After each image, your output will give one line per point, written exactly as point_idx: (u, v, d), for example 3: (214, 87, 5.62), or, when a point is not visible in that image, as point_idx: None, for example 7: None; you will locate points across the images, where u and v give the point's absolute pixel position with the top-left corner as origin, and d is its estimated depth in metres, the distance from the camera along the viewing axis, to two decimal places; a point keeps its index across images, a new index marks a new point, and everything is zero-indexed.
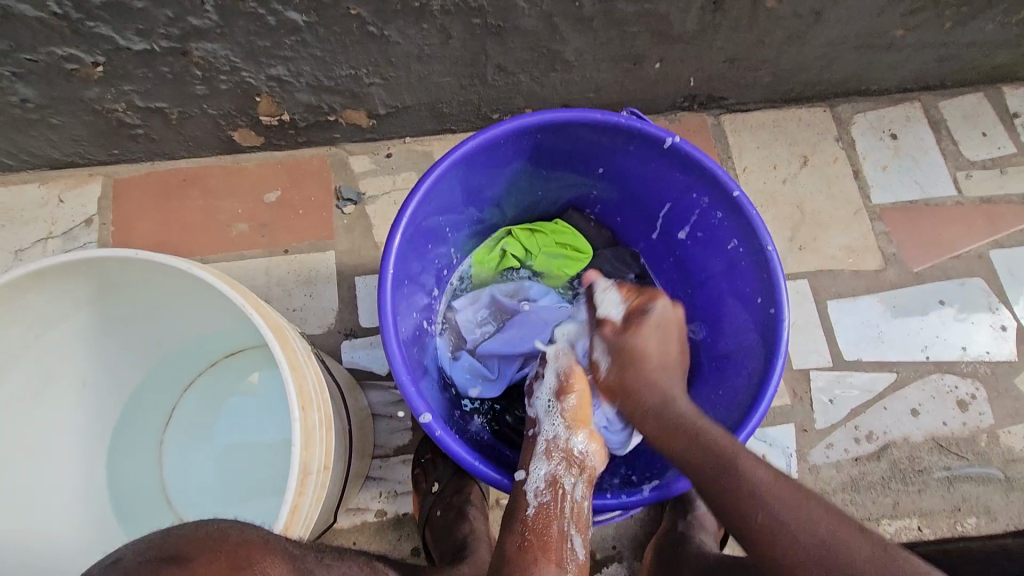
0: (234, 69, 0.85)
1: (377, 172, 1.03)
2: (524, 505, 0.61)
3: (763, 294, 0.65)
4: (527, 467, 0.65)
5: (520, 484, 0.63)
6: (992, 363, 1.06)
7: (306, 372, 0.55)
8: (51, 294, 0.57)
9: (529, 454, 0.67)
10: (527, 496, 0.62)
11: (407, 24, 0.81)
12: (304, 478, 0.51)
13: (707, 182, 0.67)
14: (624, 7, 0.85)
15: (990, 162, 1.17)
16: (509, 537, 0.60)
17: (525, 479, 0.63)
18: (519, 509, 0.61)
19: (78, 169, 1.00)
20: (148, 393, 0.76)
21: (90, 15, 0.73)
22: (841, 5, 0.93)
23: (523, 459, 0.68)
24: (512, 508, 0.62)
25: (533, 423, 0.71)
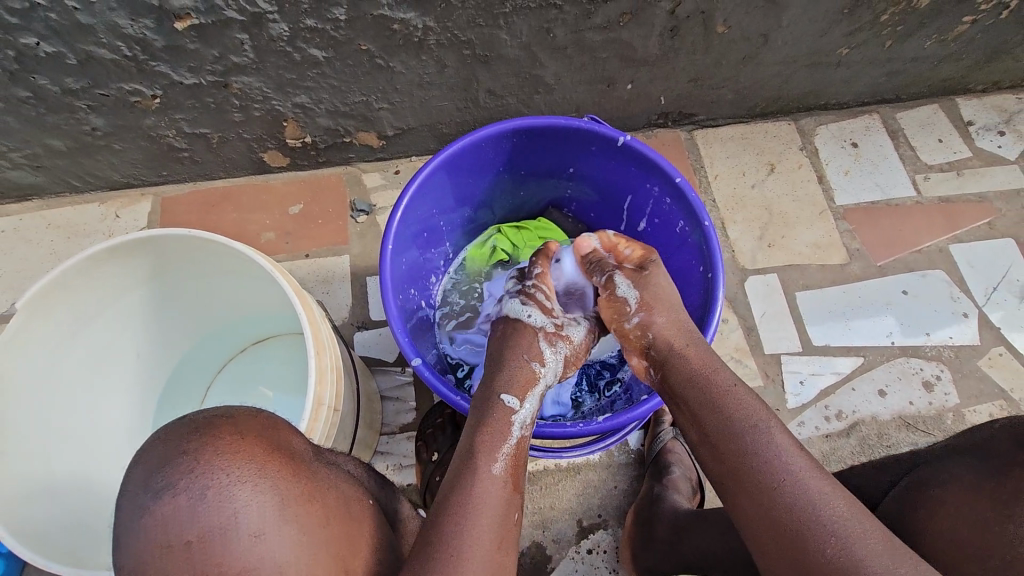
0: (265, 98, 1.01)
1: (387, 187, 1.18)
2: (510, 436, 0.64)
3: (705, 264, 0.77)
4: (521, 401, 0.69)
5: (512, 413, 0.67)
6: (955, 347, 1.13)
7: (320, 325, 0.69)
8: (119, 273, 0.72)
9: (520, 382, 0.71)
10: (513, 423, 0.66)
11: (409, 56, 0.97)
12: (317, 408, 0.64)
13: (655, 172, 0.80)
14: (592, 36, 1.00)
15: (947, 165, 1.27)
16: (477, 454, 0.62)
17: (516, 410, 0.67)
18: (501, 433, 0.64)
19: (132, 189, 1.16)
20: (189, 370, 0.91)
21: (153, 57, 0.90)
22: (785, 29, 1.07)
23: (509, 384, 0.70)
24: (495, 428, 0.65)
25: (539, 358, 0.75)
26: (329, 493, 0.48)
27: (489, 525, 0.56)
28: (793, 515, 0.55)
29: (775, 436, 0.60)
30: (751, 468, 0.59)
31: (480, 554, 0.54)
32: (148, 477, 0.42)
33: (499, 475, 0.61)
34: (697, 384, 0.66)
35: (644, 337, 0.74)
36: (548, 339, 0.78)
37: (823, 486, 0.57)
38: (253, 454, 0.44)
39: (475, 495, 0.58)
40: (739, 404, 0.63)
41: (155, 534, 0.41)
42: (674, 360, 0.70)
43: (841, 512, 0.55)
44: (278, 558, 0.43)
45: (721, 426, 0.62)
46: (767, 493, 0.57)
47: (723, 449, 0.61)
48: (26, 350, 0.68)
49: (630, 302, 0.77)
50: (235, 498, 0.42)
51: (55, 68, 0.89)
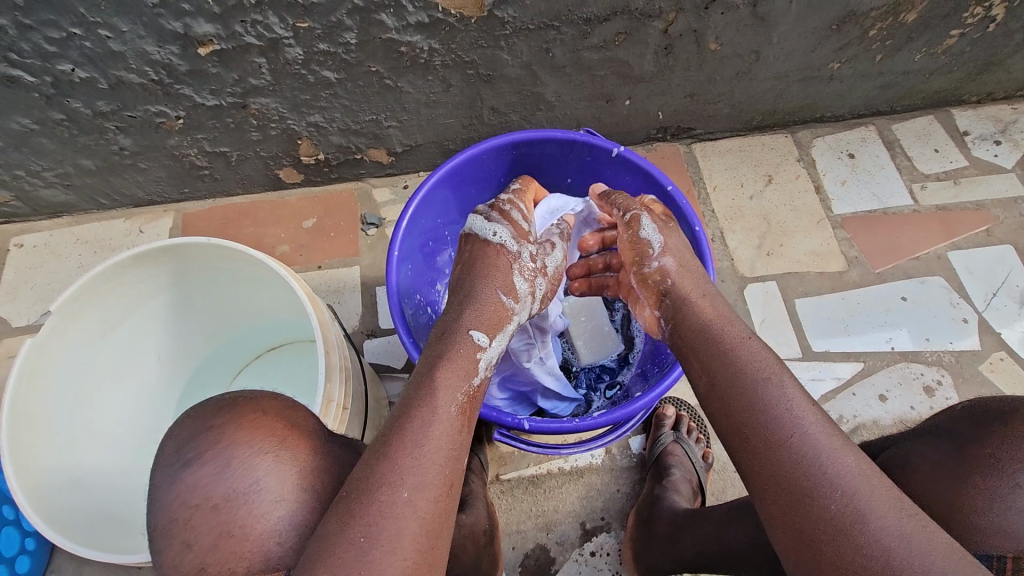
0: (281, 118, 1.07)
1: (396, 201, 1.23)
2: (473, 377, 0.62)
3: (696, 267, 0.81)
4: (490, 339, 0.67)
5: (478, 351, 0.65)
6: (955, 352, 1.14)
7: (331, 326, 0.73)
8: (140, 279, 0.77)
9: (493, 320, 0.70)
10: (478, 361, 0.65)
11: (416, 77, 1.03)
12: (327, 404, 0.68)
13: (649, 181, 0.85)
14: (590, 55, 1.05)
15: (943, 174, 1.30)
16: (436, 387, 0.58)
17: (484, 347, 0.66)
18: (462, 372, 0.61)
19: (156, 206, 1.23)
20: (208, 375, 0.95)
21: (178, 81, 0.96)
22: (776, 45, 1.11)
23: (484, 321, 0.69)
24: (455, 363, 0.62)
25: (512, 294, 0.74)
26: (339, 466, 0.52)
27: (434, 460, 0.53)
28: (800, 468, 0.55)
29: (786, 388, 0.59)
30: (758, 421, 0.58)
31: (420, 491, 0.50)
32: (179, 448, 0.47)
33: (453, 414, 0.57)
34: (710, 334, 0.67)
35: (662, 284, 0.75)
36: (522, 270, 0.77)
37: (833, 440, 0.56)
38: (272, 427, 0.49)
39: (425, 428, 0.54)
40: (745, 362, 0.63)
41: (184, 498, 0.45)
42: (688, 308, 0.71)
43: (851, 468, 0.54)
44: (293, 521, 0.47)
45: (727, 387, 0.62)
46: (771, 448, 0.57)
47: (730, 401, 0.61)
48: (58, 349, 0.73)
49: (653, 245, 0.77)
50: (257, 468, 0.47)
51: (88, 92, 0.96)
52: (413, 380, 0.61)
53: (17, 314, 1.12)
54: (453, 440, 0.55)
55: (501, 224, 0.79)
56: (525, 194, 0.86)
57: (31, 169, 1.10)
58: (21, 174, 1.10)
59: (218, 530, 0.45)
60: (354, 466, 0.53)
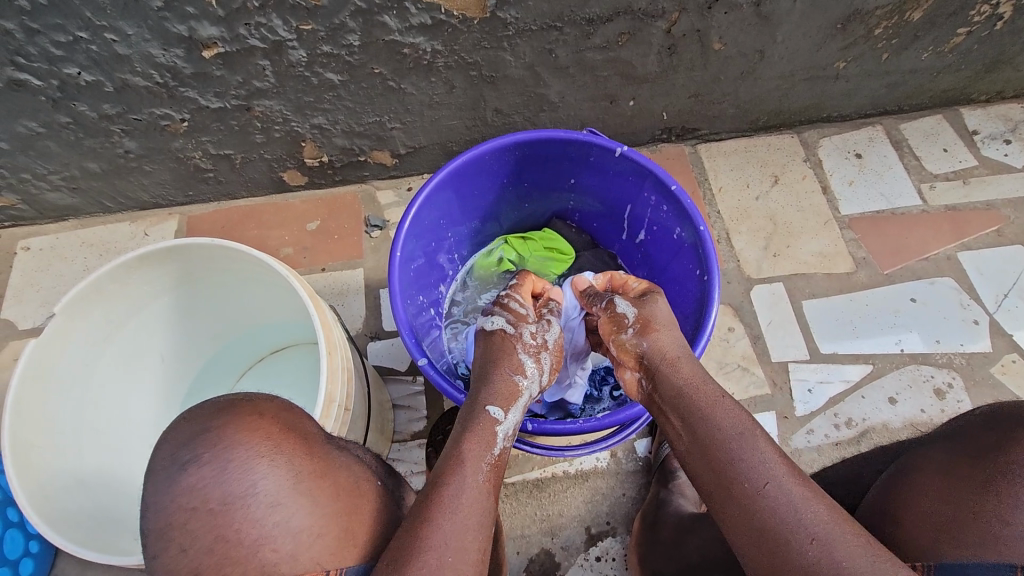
0: (285, 120, 1.07)
1: (400, 203, 1.23)
2: (494, 446, 0.63)
3: (700, 266, 0.80)
4: (506, 411, 0.66)
5: (495, 421, 0.65)
6: (966, 354, 1.13)
7: (333, 326, 0.73)
8: (144, 281, 0.77)
9: (504, 394, 0.68)
10: (497, 432, 0.64)
11: (419, 78, 1.03)
12: (328, 405, 0.67)
13: (652, 181, 0.84)
14: (593, 56, 1.05)
15: (952, 174, 1.28)
16: (466, 456, 0.60)
17: (500, 420, 0.65)
18: (486, 441, 0.62)
19: (161, 209, 1.23)
20: (211, 376, 0.96)
21: (183, 83, 0.97)
22: (781, 44, 1.10)
23: (493, 394, 0.68)
24: (479, 434, 0.63)
25: (518, 369, 0.72)
26: (341, 470, 0.51)
27: (470, 527, 0.54)
28: (774, 516, 0.55)
29: (758, 444, 0.60)
30: (734, 473, 0.59)
31: (463, 558, 0.51)
32: (175, 450, 0.46)
33: (483, 480, 0.58)
34: (684, 396, 0.66)
35: (638, 348, 0.73)
36: (526, 348, 0.75)
37: (805, 491, 0.56)
38: (270, 430, 0.48)
39: (458, 495, 0.55)
40: (724, 415, 0.63)
41: (179, 502, 0.45)
42: (665, 369, 0.70)
43: (821, 514, 0.54)
44: (290, 526, 0.46)
45: (707, 439, 0.62)
46: (750, 496, 0.57)
47: (710, 455, 0.61)
48: (63, 349, 0.73)
49: (627, 316, 0.76)
50: (254, 471, 0.46)
51: (93, 95, 0.97)
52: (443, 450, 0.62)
53: (23, 316, 1.12)
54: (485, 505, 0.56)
55: (501, 313, 0.78)
56: (522, 287, 0.84)
57: (38, 172, 1.10)
58: (27, 178, 1.11)
59: (213, 533, 0.44)
60: (360, 476, 0.53)
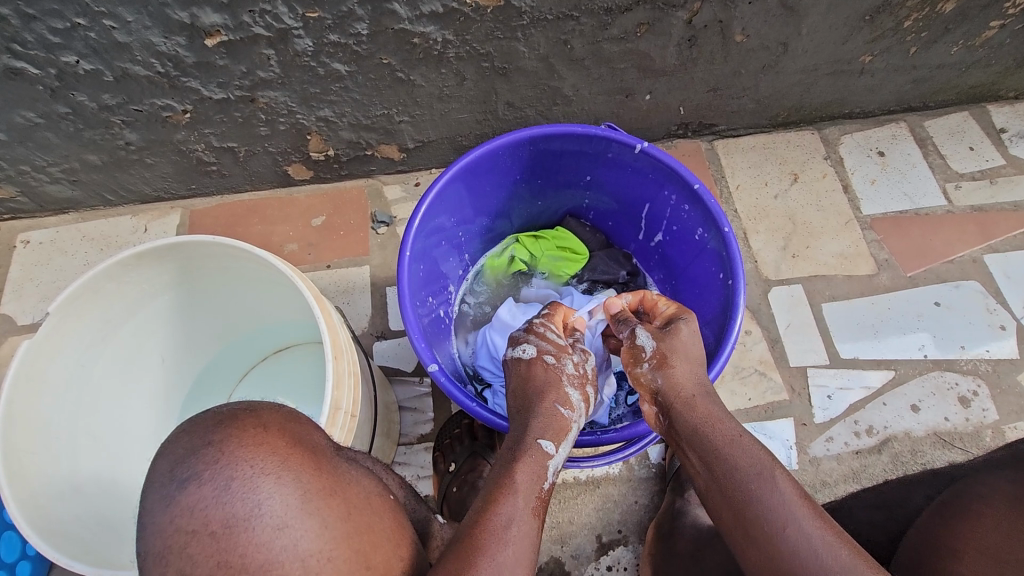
0: (291, 112, 1.04)
1: (407, 199, 1.19)
2: (543, 481, 0.62)
3: (724, 269, 0.77)
4: (557, 446, 0.65)
5: (546, 458, 0.63)
6: (992, 361, 1.09)
7: (339, 328, 0.70)
8: (143, 276, 0.74)
9: (555, 428, 0.66)
10: (548, 468, 0.63)
11: (429, 70, 0.99)
12: (334, 412, 0.64)
13: (673, 179, 0.81)
14: (610, 48, 1.01)
15: (978, 174, 1.23)
16: (503, 490, 0.59)
17: (552, 456, 0.64)
18: (536, 475, 0.62)
19: (162, 203, 1.20)
20: (213, 375, 0.94)
21: (184, 73, 0.93)
22: (805, 37, 1.06)
23: (539, 427, 0.66)
24: (529, 466, 0.62)
25: (568, 404, 0.69)
26: (350, 489, 0.48)
27: (521, 561, 0.54)
28: (796, 563, 0.52)
29: (779, 484, 0.56)
30: (753, 514, 0.56)
31: None
32: (174, 466, 0.43)
33: (527, 514, 0.58)
34: (700, 434, 0.62)
35: (654, 384, 0.68)
36: (571, 379, 0.71)
37: (827, 535, 0.53)
38: (274, 446, 0.45)
39: (508, 528, 0.55)
40: (742, 454, 0.59)
41: (179, 524, 0.41)
42: (681, 407, 0.65)
43: (845, 559, 0.51)
44: (299, 549, 0.42)
45: (725, 481, 0.59)
46: (771, 540, 0.54)
47: (727, 493, 0.58)
48: (57, 350, 0.70)
49: (646, 350, 0.70)
50: (259, 490, 0.43)
51: (93, 85, 0.93)
52: (484, 482, 0.62)
53: (21, 311, 1.10)
54: (532, 540, 0.56)
55: (540, 343, 0.74)
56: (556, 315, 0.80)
57: (36, 164, 1.07)
58: (26, 170, 1.08)
59: (216, 560, 0.40)
60: (373, 491, 0.51)
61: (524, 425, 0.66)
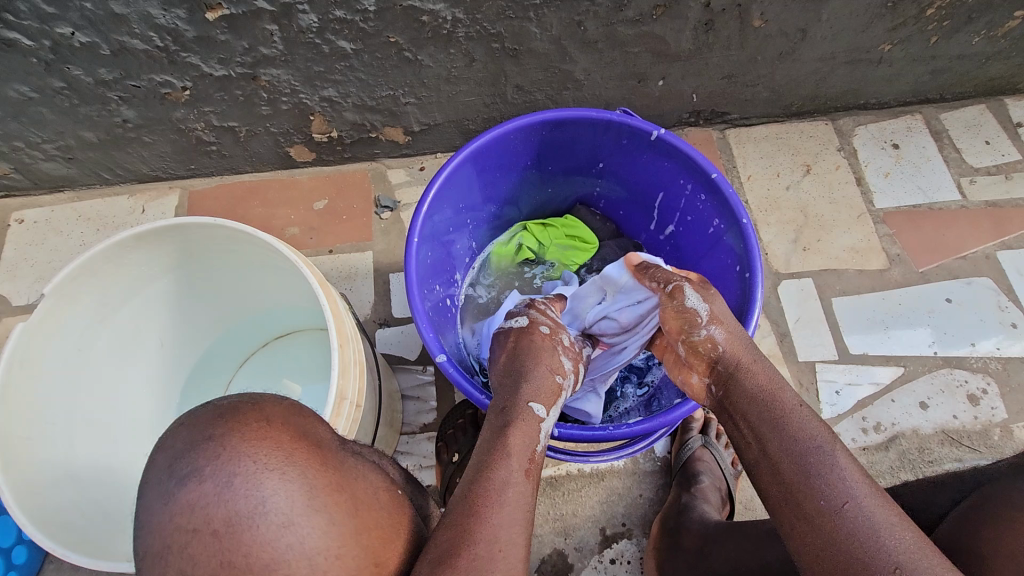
0: (293, 91, 1.01)
1: (412, 183, 1.17)
2: (539, 445, 0.62)
3: (742, 263, 0.75)
4: (548, 410, 0.66)
5: (539, 421, 0.64)
6: (1002, 358, 1.07)
7: (344, 317, 0.68)
8: (144, 256, 0.72)
9: (546, 392, 0.67)
10: (540, 432, 0.64)
11: (437, 50, 0.96)
12: (339, 402, 0.63)
13: (690, 168, 0.79)
14: (624, 30, 0.98)
15: (994, 168, 1.21)
16: (503, 450, 0.59)
17: (544, 420, 0.65)
18: (530, 435, 0.62)
19: (161, 183, 1.17)
20: (212, 363, 0.92)
21: (184, 48, 0.90)
22: (825, 23, 1.03)
23: (544, 394, 0.67)
24: (522, 428, 0.62)
25: (560, 370, 0.71)
26: (360, 484, 0.46)
27: (518, 519, 0.54)
28: (853, 541, 0.51)
29: (838, 460, 0.55)
30: (808, 487, 0.55)
31: (512, 552, 0.51)
32: (173, 462, 0.41)
33: (520, 476, 0.58)
34: (760, 404, 0.62)
35: (714, 352, 0.67)
36: (566, 350, 0.75)
37: (887, 515, 0.52)
38: (279, 440, 0.43)
39: (504, 488, 0.56)
40: (802, 425, 0.59)
41: (178, 522, 0.39)
42: (740, 377, 0.65)
43: (909, 545, 0.50)
44: (305, 548, 0.41)
45: (782, 451, 0.58)
46: (827, 515, 0.53)
47: (781, 467, 0.57)
48: (55, 332, 0.68)
49: (700, 313, 0.68)
50: (263, 487, 0.41)
51: (88, 59, 0.90)
52: (478, 443, 0.62)
53: (16, 292, 1.07)
54: (527, 502, 0.56)
55: (539, 316, 0.78)
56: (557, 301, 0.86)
57: (31, 141, 1.04)
58: (20, 146, 1.05)
59: (218, 559, 0.39)
60: (381, 483, 0.49)
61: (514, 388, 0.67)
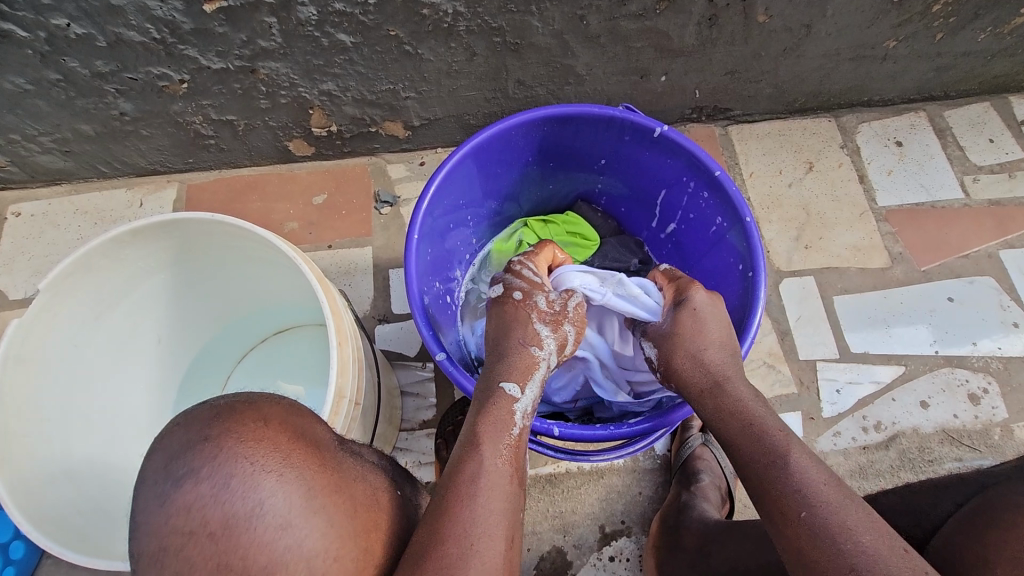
0: (292, 84, 1.00)
1: (412, 178, 1.16)
2: (512, 426, 0.61)
3: (744, 261, 0.74)
4: (520, 385, 0.64)
5: (511, 400, 0.62)
6: (1004, 358, 1.07)
7: (343, 314, 0.67)
8: (141, 251, 0.71)
9: (521, 368, 0.66)
10: (514, 412, 0.62)
11: (438, 43, 0.95)
12: (338, 400, 0.62)
13: (693, 165, 0.78)
14: (627, 25, 0.97)
15: (998, 167, 1.20)
16: (476, 441, 0.58)
17: (517, 398, 0.63)
18: (504, 422, 0.60)
19: (159, 176, 1.16)
20: (210, 360, 0.91)
21: (181, 40, 0.89)
22: (830, 19, 1.03)
23: (517, 371, 0.66)
24: (496, 415, 0.61)
25: (535, 339, 0.70)
26: (357, 484, 0.46)
27: (493, 511, 0.52)
28: (813, 544, 0.51)
29: (806, 467, 0.56)
30: (775, 492, 0.55)
31: (487, 546, 0.49)
32: (169, 462, 0.40)
33: (494, 467, 0.56)
34: (726, 419, 0.63)
35: (671, 385, 0.70)
36: (541, 316, 0.73)
37: (856, 519, 0.51)
38: (277, 441, 0.43)
39: (476, 478, 0.54)
40: (772, 435, 0.59)
41: (174, 524, 0.39)
42: (729, 385, 0.65)
43: (870, 546, 0.49)
44: (304, 550, 0.40)
45: (752, 460, 0.59)
46: (790, 518, 0.53)
47: (751, 479, 0.58)
48: (50, 330, 0.68)
49: (650, 357, 0.73)
50: (261, 488, 0.40)
51: (85, 51, 0.89)
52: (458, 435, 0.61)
53: (13, 285, 1.06)
54: (502, 493, 0.54)
55: (515, 281, 0.77)
56: (540, 255, 0.83)
57: (27, 133, 1.03)
58: (16, 139, 1.04)
59: (215, 562, 0.38)
60: (380, 484, 0.49)
61: (493, 371, 0.66)
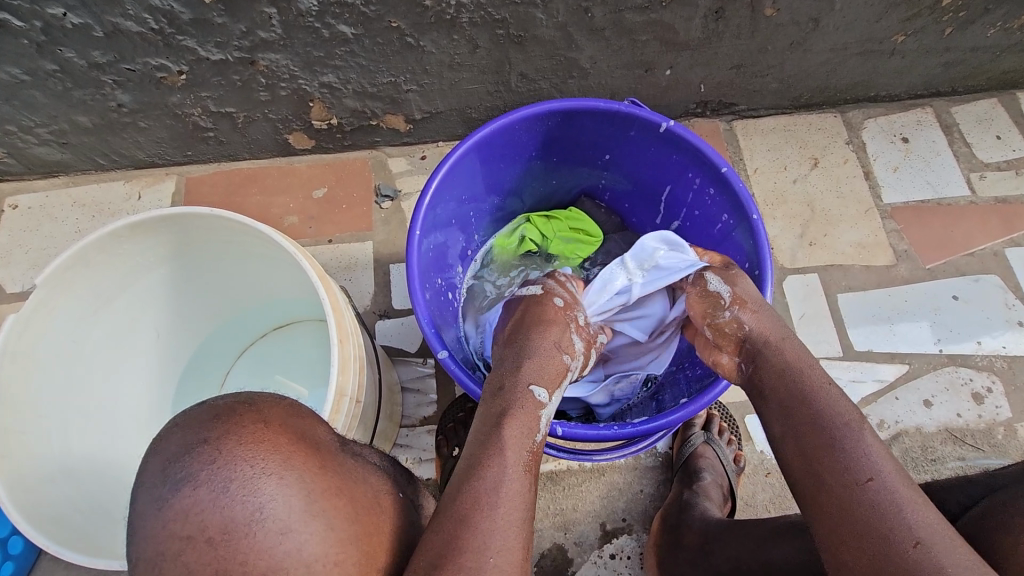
0: (292, 76, 0.98)
1: (412, 172, 1.14)
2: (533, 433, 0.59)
3: (751, 259, 0.73)
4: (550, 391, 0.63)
5: (538, 405, 0.61)
6: (1008, 357, 1.06)
7: (344, 313, 0.66)
8: (139, 245, 0.70)
9: (549, 373, 0.65)
10: (538, 418, 0.61)
11: (440, 35, 0.93)
12: (339, 399, 0.61)
13: (699, 161, 0.77)
14: (632, 18, 0.95)
15: (1004, 164, 1.19)
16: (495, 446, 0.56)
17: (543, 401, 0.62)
18: (523, 428, 0.58)
19: (157, 169, 1.15)
20: (210, 356, 0.90)
21: (180, 30, 0.87)
22: (838, 13, 1.01)
23: (546, 375, 0.65)
24: (518, 420, 0.59)
25: (570, 351, 0.70)
26: (357, 488, 0.45)
27: (512, 522, 0.51)
28: (874, 514, 0.51)
29: (865, 437, 0.55)
30: (832, 461, 0.55)
31: (505, 558, 0.48)
32: (166, 465, 0.40)
33: (513, 475, 0.54)
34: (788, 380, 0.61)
35: (740, 332, 0.67)
36: (578, 330, 0.73)
37: (911, 494, 0.51)
38: (277, 444, 0.42)
39: (496, 487, 0.52)
40: (830, 402, 0.58)
41: (172, 529, 0.38)
42: (768, 352, 0.65)
43: (929, 521, 0.50)
44: (305, 555, 0.40)
45: (807, 427, 0.57)
46: (848, 488, 0.53)
47: (804, 443, 0.57)
48: (47, 326, 0.67)
49: (722, 295, 0.69)
50: (260, 492, 0.40)
51: (81, 41, 0.88)
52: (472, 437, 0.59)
53: (10, 279, 1.05)
54: (522, 503, 0.52)
55: (557, 290, 0.77)
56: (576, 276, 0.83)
57: (23, 125, 1.02)
58: (13, 130, 1.03)
59: (214, 567, 0.38)
60: (382, 490, 0.48)
61: (513, 370, 0.64)
